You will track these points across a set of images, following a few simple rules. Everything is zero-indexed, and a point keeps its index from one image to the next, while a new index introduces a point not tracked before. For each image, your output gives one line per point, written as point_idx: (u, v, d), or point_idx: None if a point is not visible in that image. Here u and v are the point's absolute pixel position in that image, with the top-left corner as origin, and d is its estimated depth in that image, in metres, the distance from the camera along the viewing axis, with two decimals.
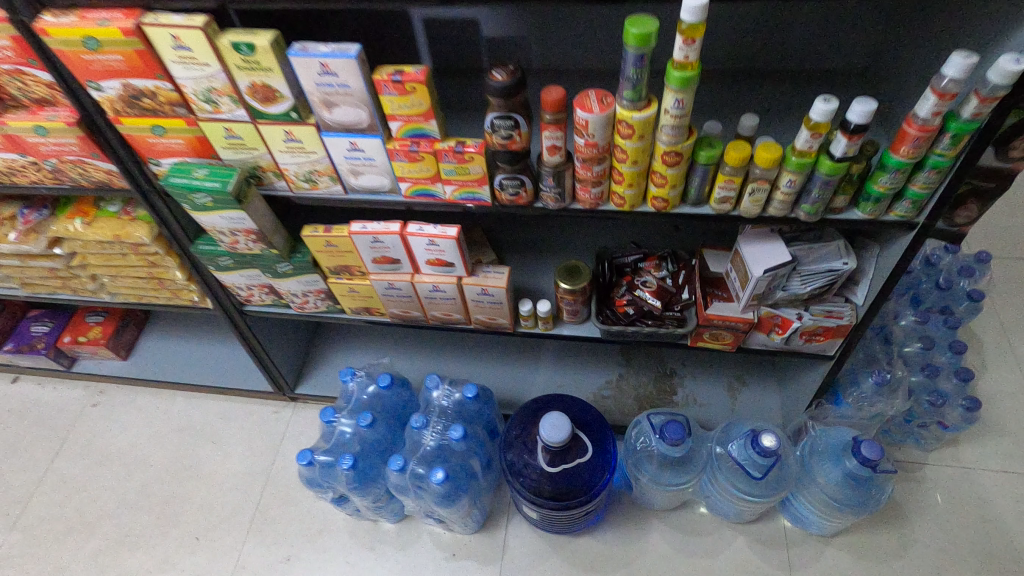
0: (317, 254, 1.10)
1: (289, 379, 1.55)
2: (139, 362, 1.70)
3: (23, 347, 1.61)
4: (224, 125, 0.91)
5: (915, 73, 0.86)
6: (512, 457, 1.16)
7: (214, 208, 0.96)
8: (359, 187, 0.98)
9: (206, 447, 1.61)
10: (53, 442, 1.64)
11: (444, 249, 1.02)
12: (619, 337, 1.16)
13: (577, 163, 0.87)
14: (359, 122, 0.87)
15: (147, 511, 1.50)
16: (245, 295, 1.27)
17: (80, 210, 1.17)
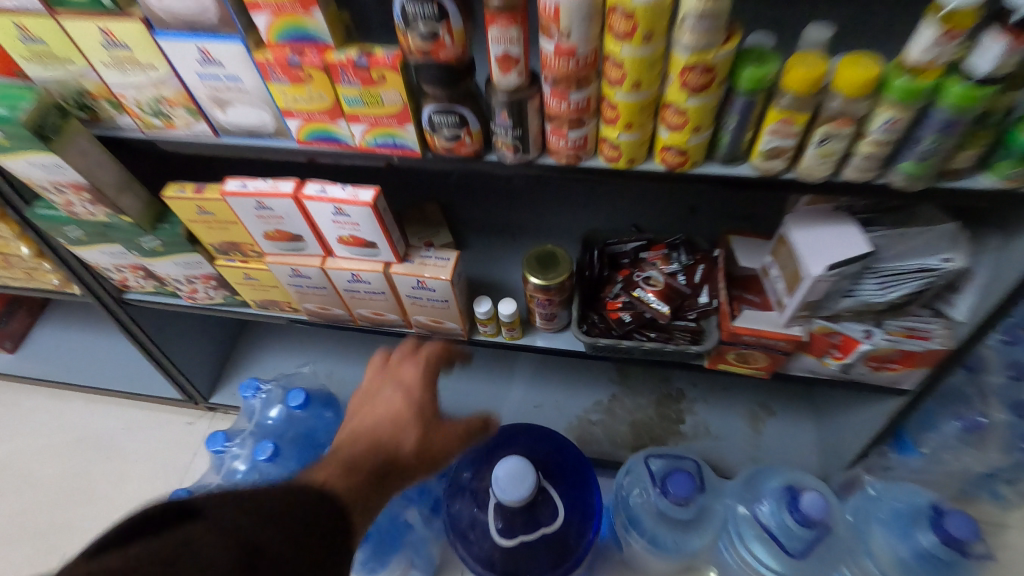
0: (191, 225, 0.79)
1: (202, 385, 1.25)
2: (30, 357, 1.39)
3: None
4: (11, 19, 0.60)
5: None
6: (457, 512, 0.85)
7: (13, 148, 0.66)
8: (233, 127, 0.67)
9: (100, 463, 1.29)
10: None
11: (358, 222, 0.71)
12: (610, 355, 0.85)
13: (545, 88, 0.55)
14: (206, 15, 0.56)
15: (15, 546, 1.19)
16: (119, 280, 0.96)
17: None
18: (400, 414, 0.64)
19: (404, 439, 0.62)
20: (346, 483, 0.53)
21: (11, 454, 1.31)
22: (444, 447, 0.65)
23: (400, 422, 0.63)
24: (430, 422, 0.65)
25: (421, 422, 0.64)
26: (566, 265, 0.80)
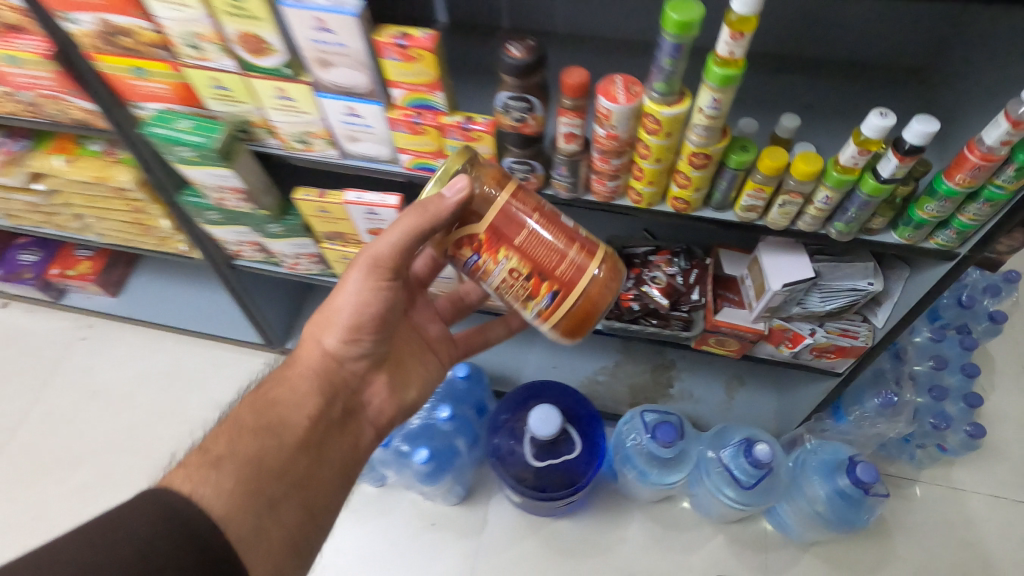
0: (309, 218, 1.03)
1: (279, 332, 1.52)
2: (130, 300, 1.65)
3: (8, 277, 1.57)
4: (210, 74, 0.82)
5: (972, 86, 0.76)
6: (496, 441, 1.13)
7: (199, 164, 0.89)
8: (356, 155, 0.91)
9: (192, 390, 1.57)
10: (44, 370, 1.64)
11: (385, 219, 0.97)
12: (622, 334, 1.12)
13: (594, 154, 0.79)
14: (358, 86, 0.78)
15: (134, 453, 1.49)
16: (236, 250, 1.21)
17: (61, 147, 1.11)
18: (314, 360, 0.82)
19: (326, 370, 0.82)
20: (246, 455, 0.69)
21: (120, 381, 1.61)
22: (363, 308, 0.82)
23: (300, 379, 0.80)
24: (340, 299, 0.82)
25: (326, 350, 0.82)
26: (456, 159, 0.71)
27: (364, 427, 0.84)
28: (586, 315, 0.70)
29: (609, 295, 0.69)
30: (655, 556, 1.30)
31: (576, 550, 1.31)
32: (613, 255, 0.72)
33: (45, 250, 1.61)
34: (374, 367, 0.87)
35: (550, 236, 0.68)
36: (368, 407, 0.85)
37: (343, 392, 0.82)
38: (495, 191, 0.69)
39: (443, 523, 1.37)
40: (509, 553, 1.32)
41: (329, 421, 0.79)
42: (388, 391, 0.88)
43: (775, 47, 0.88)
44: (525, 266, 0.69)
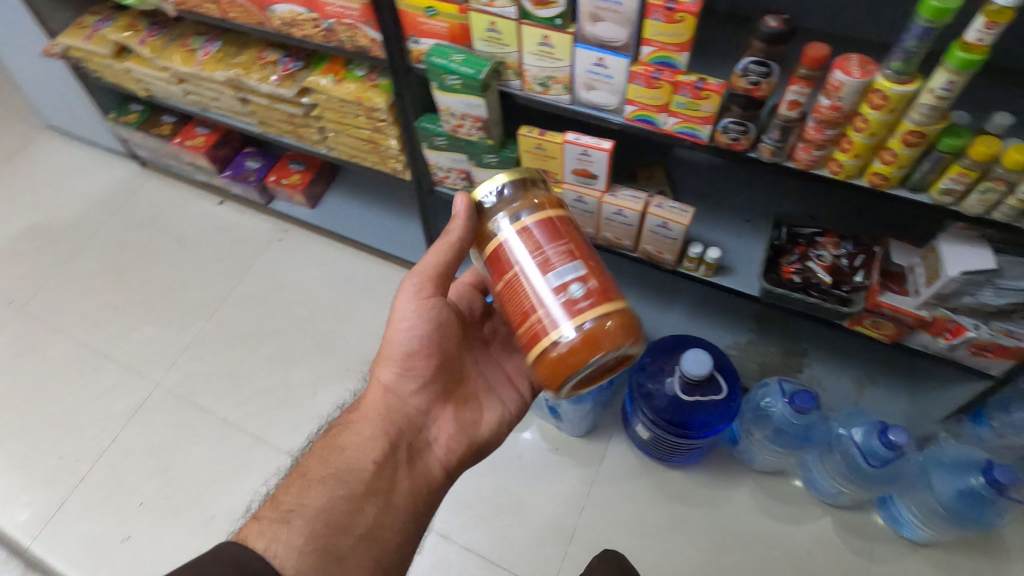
0: (523, 153, 1.20)
1: None
2: (322, 213, 1.90)
3: (236, 177, 1.88)
4: (490, 19, 1.01)
5: None
6: (641, 381, 1.30)
7: (458, 91, 1.08)
8: (584, 102, 1.07)
9: (362, 298, 1.79)
10: (243, 262, 1.88)
11: (594, 161, 1.12)
12: (775, 301, 1.20)
13: (810, 124, 0.89)
14: (616, 40, 0.94)
15: (309, 339, 1.71)
16: (441, 176, 1.39)
17: (332, 69, 1.36)
18: (376, 399, 0.90)
19: (390, 408, 0.89)
20: (311, 512, 0.77)
21: (304, 279, 1.84)
22: (413, 345, 0.89)
23: (365, 419, 0.88)
24: (394, 333, 0.90)
25: (385, 388, 0.90)
26: (507, 174, 0.80)
27: (433, 461, 0.90)
28: (564, 365, 0.72)
29: (591, 355, 0.71)
30: (761, 522, 1.37)
31: (686, 500, 1.41)
32: (621, 318, 0.74)
33: (265, 160, 1.92)
34: (435, 401, 0.93)
35: (555, 273, 0.73)
36: (433, 446, 0.91)
37: (405, 431, 0.89)
38: (526, 212, 0.76)
39: (566, 450, 1.49)
40: (623, 488, 1.43)
41: (393, 461, 0.86)
42: (454, 426, 0.93)
43: (997, 52, 0.94)
44: (522, 291, 0.74)
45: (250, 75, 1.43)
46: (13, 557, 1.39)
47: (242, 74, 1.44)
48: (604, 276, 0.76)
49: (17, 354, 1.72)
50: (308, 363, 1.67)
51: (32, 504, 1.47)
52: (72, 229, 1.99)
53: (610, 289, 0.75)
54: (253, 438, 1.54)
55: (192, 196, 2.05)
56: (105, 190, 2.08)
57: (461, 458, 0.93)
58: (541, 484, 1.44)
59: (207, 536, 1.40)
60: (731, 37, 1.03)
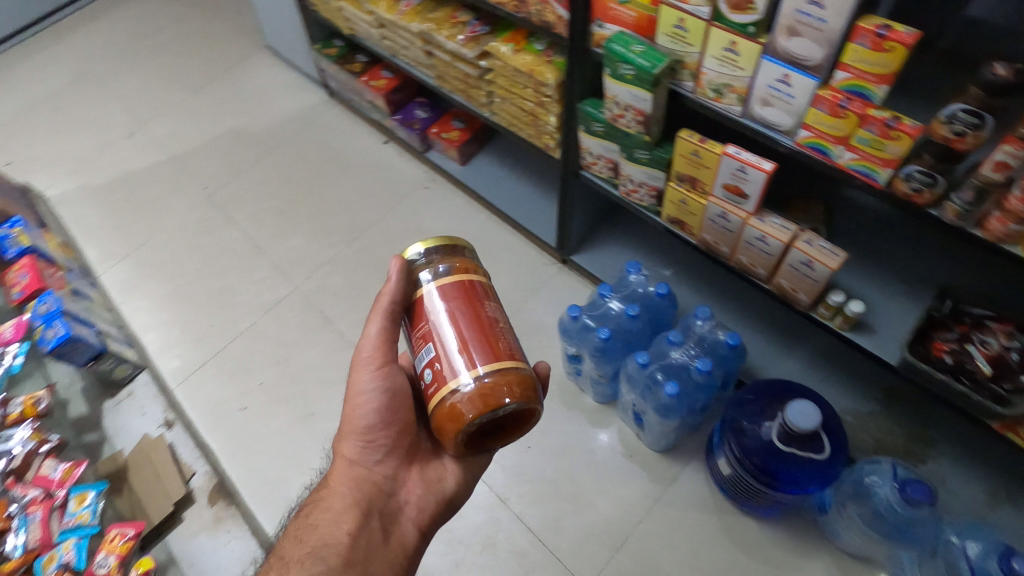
0: (677, 156, 1.17)
1: (573, 244, 1.69)
2: (469, 172, 1.99)
3: (404, 122, 2.02)
4: (680, 16, 0.99)
5: None
6: (737, 417, 1.25)
7: (628, 82, 1.08)
8: (754, 118, 1.02)
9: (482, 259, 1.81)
10: (389, 201, 2.02)
11: (749, 180, 1.07)
12: (914, 378, 1.08)
13: (1015, 192, 0.78)
14: (809, 58, 0.89)
15: None
16: (589, 162, 1.40)
17: (514, 38, 1.42)
18: (343, 472, 0.89)
19: (358, 479, 0.89)
20: None
21: (437, 228, 1.92)
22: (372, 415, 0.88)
23: (336, 491, 0.88)
24: (352, 405, 0.89)
25: (349, 460, 0.89)
26: (430, 241, 0.83)
27: (405, 524, 0.91)
28: (455, 419, 0.72)
29: (478, 411, 0.71)
30: None
31: (752, 551, 1.34)
32: (518, 378, 0.73)
33: (432, 112, 2.04)
34: (401, 467, 0.92)
35: (458, 328, 0.75)
36: (405, 511, 0.92)
37: (375, 499, 0.89)
38: (445, 269, 0.80)
39: (640, 460, 1.46)
40: (688, 517, 1.38)
41: (366, 531, 0.86)
42: (423, 489, 0.93)
43: None
44: (428, 344, 0.76)
45: (440, 31, 1.53)
46: (162, 395, 1.68)
47: (434, 29, 1.53)
48: (506, 337, 0.77)
49: (199, 234, 2.03)
50: None
51: (183, 357, 1.75)
52: (263, 139, 2.28)
53: (510, 350, 0.75)
54: None
55: (362, 129, 2.24)
56: (296, 110, 2.35)
57: (433, 517, 0.94)
58: (607, 484, 1.43)
59: (304, 429, 1.59)
60: (943, 80, 0.93)
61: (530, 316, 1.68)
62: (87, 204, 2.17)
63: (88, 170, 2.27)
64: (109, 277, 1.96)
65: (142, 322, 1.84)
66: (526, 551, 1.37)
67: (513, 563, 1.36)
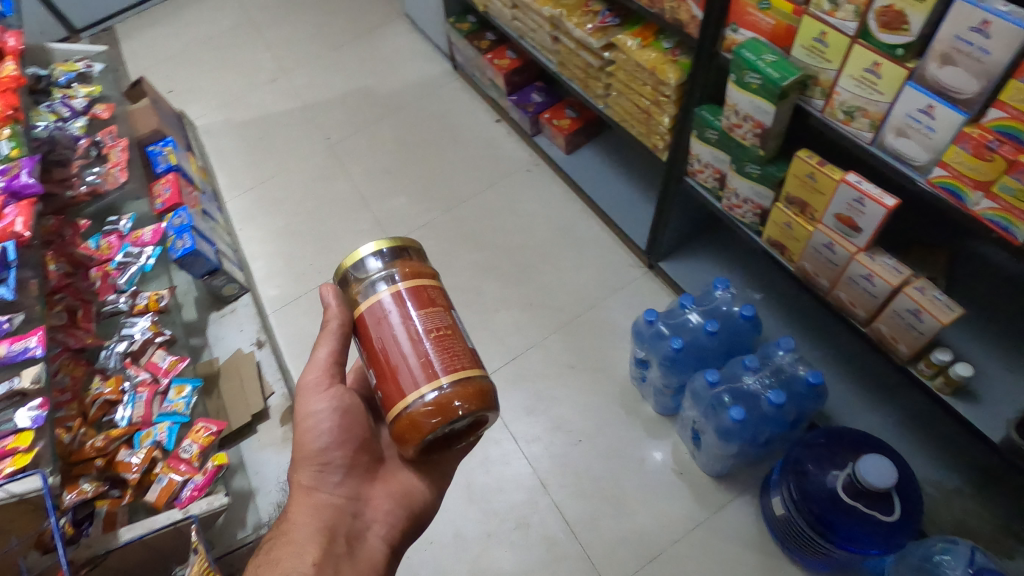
0: (790, 176, 1.12)
1: (663, 250, 1.66)
2: (572, 161, 1.98)
3: (519, 104, 2.04)
4: (823, 29, 0.94)
5: None
6: (801, 458, 1.18)
7: (753, 91, 1.04)
8: (884, 148, 0.95)
9: (569, 250, 1.83)
10: (490, 177, 2.06)
11: (866, 213, 1.00)
12: (1016, 461, 0.96)
13: None
14: (960, 91, 0.81)
15: (511, 264, 1.83)
16: (696, 169, 1.36)
17: (642, 33, 1.39)
18: (304, 501, 0.85)
19: (319, 506, 0.85)
20: None
21: (530, 211, 1.94)
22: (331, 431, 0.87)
23: (299, 522, 0.83)
24: (304, 428, 0.87)
25: (307, 486, 0.86)
26: (381, 243, 0.80)
27: (374, 545, 0.87)
28: (414, 427, 0.72)
29: (436, 424, 0.71)
30: None
31: None
32: (476, 387, 0.74)
33: (548, 97, 2.06)
34: (363, 486, 0.90)
35: (413, 341, 0.74)
36: (372, 530, 0.89)
37: (340, 522, 0.85)
38: (398, 276, 0.77)
39: (691, 480, 1.40)
40: (729, 549, 1.32)
41: (335, 557, 0.81)
42: (389, 503, 0.91)
43: None
44: (386, 355, 0.74)
45: (570, 18, 1.53)
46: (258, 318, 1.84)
47: (564, 15, 1.54)
48: (462, 345, 0.76)
49: (315, 180, 2.19)
50: (500, 284, 1.80)
51: (282, 288, 1.91)
52: (386, 102, 2.40)
53: (467, 357, 0.75)
54: None
55: (478, 106, 2.30)
56: (421, 80, 2.45)
57: (403, 531, 0.92)
58: (651, 495, 1.39)
59: None
60: None
61: (606, 314, 1.67)
62: (228, 137, 2.40)
63: (233, 107, 2.51)
64: (233, 205, 2.17)
65: (253, 251, 2.02)
66: (557, 540, 1.36)
67: (541, 548, 1.35)
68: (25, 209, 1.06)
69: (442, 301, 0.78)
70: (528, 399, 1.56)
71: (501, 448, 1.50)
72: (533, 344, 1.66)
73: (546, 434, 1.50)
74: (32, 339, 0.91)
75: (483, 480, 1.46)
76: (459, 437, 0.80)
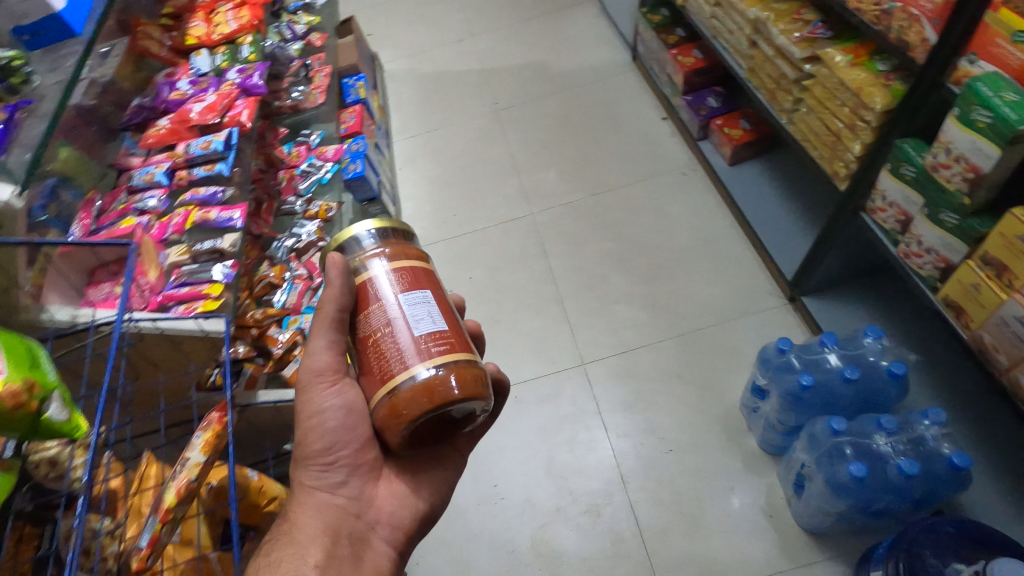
0: (994, 234, 0.99)
1: (809, 285, 1.54)
2: (733, 173, 1.90)
3: (692, 105, 1.98)
4: None
5: None
6: (919, 540, 1.06)
7: (977, 131, 0.94)
8: None
9: (706, 261, 1.77)
10: (643, 172, 2.04)
11: None
12: None
13: None
14: None
15: (643, 261, 1.81)
16: (877, 206, 1.25)
17: (854, 51, 1.28)
18: (305, 501, 0.76)
19: (321, 508, 0.76)
20: None
21: (675, 214, 1.90)
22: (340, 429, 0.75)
23: (301, 522, 0.74)
24: (307, 426, 0.76)
25: (308, 483, 0.77)
26: (376, 222, 0.75)
27: (378, 549, 0.79)
28: (399, 413, 0.64)
29: (421, 410, 0.63)
30: None
31: None
32: (466, 372, 0.65)
33: (724, 104, 1.98)
34: (369, 485, 0.79)
35: (406, 318, 0.66)
36: (376, 534, 0.79)
37: (341, 523, 0.76)
38: (388, 254, 0.71)
39: (780, 526, 1.31)
40: None
41: (338, 559, 0.72)
42: (395, 504, 0.81)
43: None
44: (374, 338, 0.67)
45: (777, 23, 1.45)
46: None
47: (771, 19, 1.46)
48: (454, 328, 0.67)
49: (476, 141, 2.29)
50: (626, 277, 1.79)
51: (424, 231, 2.04)
52: (559, 80, 2.45)
53: (459, 340, 0.67)
54: (556, 297, 1.78)
55: (647, 101, 2.26)
56: (597, 65, 2.46)
57: (409, 534, 0.82)
58: (731, 528, 1.32)
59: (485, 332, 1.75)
60: None
61: (730, 335, 1.60)
62: (408, 85, 2.59)
63: (419, 58, 2.70)
64: (399, 147, 2.34)
65: (406, 192, 2.18)
66: (622, 537, 1.35)
67: (605, 540, 1.35)
68: (252, 105, 1.24)
69: (433, 279, 0.71)
70: (627, 396, 1.55)
71: (589, 433, 1.51)
72: (645, 344, 1.64)
73: (638, 434, 1.49)
74: (236, 212, 1.05)
75: (565, 457, 1.48)
76: (450, 427, 0.71)
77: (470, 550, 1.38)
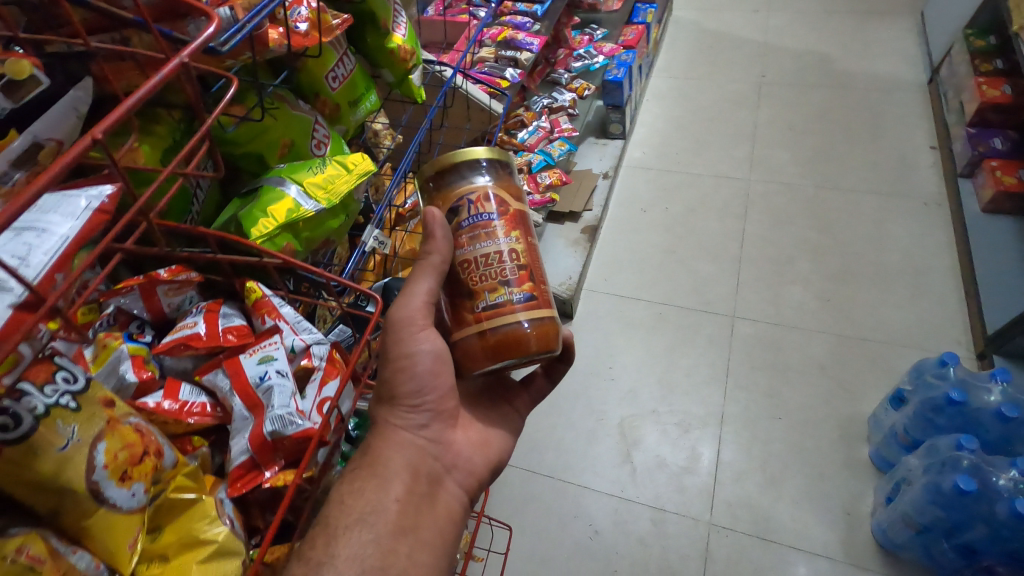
0: None
1: (1008, 345, 1.43)
2: (982, 220, 1.75)
3: (971, 138, 1.84)
4: None
5: None
6: None
7: None
8: None
9: (905, 287, 1.70)
10: (881, 187, 1.96)
11: None
12: None
13: None
14: None
15: (835, 262, 1.79)
16: None
17: None
18: (390, 436, 0.71)
19: (402, 449, 0.72)
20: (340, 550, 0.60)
21: (895, 234, 1.82)
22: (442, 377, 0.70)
23: (384, 456, 0.70)
24: (398, 368, 0.70)
25: (392, 421, 0.72)
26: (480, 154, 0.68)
27: (450, 492, 0.76)
28: (468, 363, 0.67)
29: (495, 360, 0.66)
30: None
31: None
32: (542, 330, 0.66)
33: (1010, 150, 1.80)
34: (449, 428, 0.77)
35: (477, 272, 0.66)
36: (449, 482, 0.76)
37: (421, 462, 0.73)
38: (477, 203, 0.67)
39: (854, 528, 1.32)
40: None
41: (416, 496, 0.70)
42: (466, 450, 0.80)
43: None
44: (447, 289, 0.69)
45: None
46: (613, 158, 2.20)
47: None
48: (526, 281, 0.67)
49: (726, 102, 2.36)
50: (812, 265, 1.79)
51: (644, 154, 2.21)
52: (838, 76, 2.38)
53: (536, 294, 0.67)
54: (736, 256, 1.85)
55: (921, 125, 2.13)
56: (886, 75, 2.35)
57: (479, 480, 0.81)
58: (803, 508, 1.35)
59: (657, 254, 1.89)
60: None
61: (893, 358, 1.56)
62: (688, 34, 2.71)
63: (709, 15, 2.79)
64: (654, 82, 2.50)
65: (644, 119, 2.34)
66: (698, 460, 1.45)
67: (683, 454, 1.47)
68: None
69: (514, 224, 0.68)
70: (762, 361, 1.61)
71: (710, 372, 1.60)
72: (801, 328, 1.66)
73: (756, 394, 1.55)
74: (536, 42, 1.34)
75: (679, 378, 1.60)
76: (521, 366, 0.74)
77: (567, 402, 1.59)
